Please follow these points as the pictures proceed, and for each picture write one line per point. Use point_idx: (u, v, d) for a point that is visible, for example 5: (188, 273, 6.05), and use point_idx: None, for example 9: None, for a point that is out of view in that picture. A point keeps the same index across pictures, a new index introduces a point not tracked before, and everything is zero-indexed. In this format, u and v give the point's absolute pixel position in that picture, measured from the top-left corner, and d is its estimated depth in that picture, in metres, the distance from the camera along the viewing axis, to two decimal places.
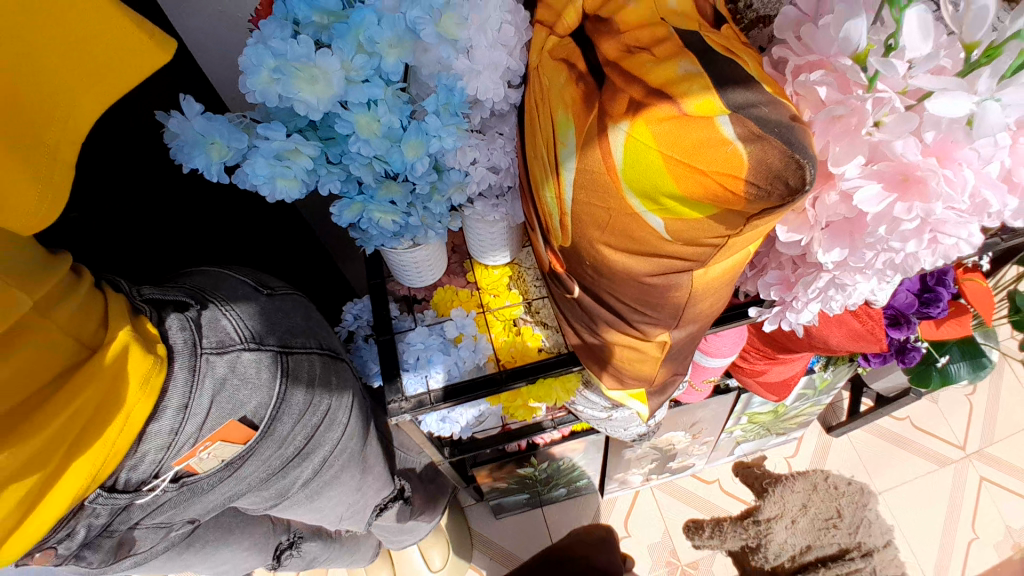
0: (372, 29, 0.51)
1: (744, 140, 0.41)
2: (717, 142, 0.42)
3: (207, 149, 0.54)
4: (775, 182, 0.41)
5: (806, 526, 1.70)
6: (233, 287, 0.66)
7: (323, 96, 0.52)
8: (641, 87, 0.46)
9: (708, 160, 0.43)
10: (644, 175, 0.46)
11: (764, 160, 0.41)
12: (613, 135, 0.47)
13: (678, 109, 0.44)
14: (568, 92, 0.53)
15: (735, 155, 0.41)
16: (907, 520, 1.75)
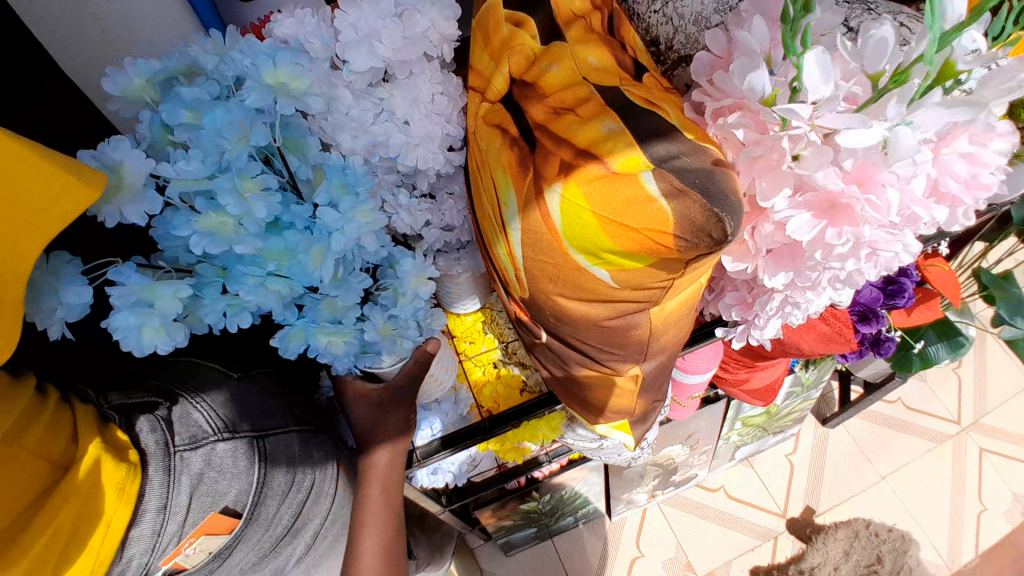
0: (217, 119, 0.48)
1: (667, 196, 0.43)
2: (644, 200, 0.44)
3: (138, 329, 0.49)
4: (700, 235, 0.43)
5: (849, 574, 1.66)
6: (202, 375, 0.66)
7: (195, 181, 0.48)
8: (568, 149, 0.48)
9: (639, 219, 0.44)
10: (583, 234, 0.48)
11: (688, 214, 0.43)
12: (549, 198, 0.49)
13: (606, 169, 0.46)
14: (504, 155, 0.55)
15: (660, 212, 0.43)
16: (915, 504, 1.75)
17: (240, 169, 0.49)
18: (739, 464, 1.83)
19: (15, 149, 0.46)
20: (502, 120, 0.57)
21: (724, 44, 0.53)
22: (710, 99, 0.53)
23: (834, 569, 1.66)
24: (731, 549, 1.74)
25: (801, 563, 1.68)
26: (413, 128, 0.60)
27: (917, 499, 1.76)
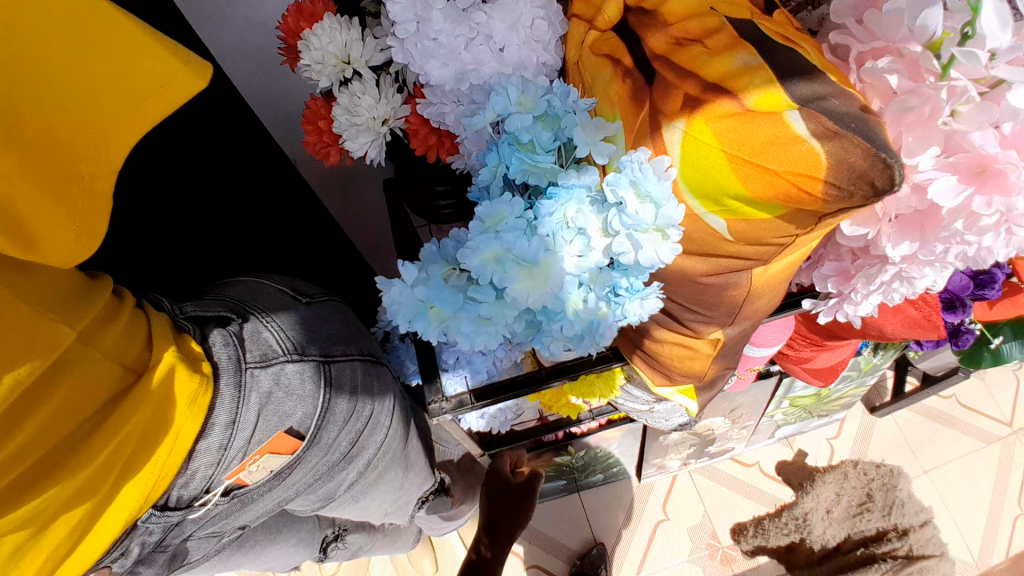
0: (540, 139, 0.51)
1: (820, 137, 0.38)
2: (790, 139, 0.39)
3: (426, 314, 0.50)
4: (855, 176, 0.37)
5: (842, 515, 1.68)
6: (271, 296, 0.66)
7: (537, 290, 0.48)
8: (695, 83, 0.45)
9: (784, 161, 0.39)
10: (706, 177, 0.44)
11: (846, 157, 0.37)
12: (671, 134, 0.45)
13: (738, 104, 0.42)
14: (616, 90, 0.52)
15: (810, 154, 0.38)
16: (954, 499, 1.69)
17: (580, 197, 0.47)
18: (777, 442, 1.79)
19: (148, 45, 0.43)
20: (614, 50, 0.53)
21: None
22: (855, 41, 0.46)
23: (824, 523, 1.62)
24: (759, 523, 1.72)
25: (794, 508, 1.70)
26: (508, 56, 0.57)
27: (956, 497, 1.70)
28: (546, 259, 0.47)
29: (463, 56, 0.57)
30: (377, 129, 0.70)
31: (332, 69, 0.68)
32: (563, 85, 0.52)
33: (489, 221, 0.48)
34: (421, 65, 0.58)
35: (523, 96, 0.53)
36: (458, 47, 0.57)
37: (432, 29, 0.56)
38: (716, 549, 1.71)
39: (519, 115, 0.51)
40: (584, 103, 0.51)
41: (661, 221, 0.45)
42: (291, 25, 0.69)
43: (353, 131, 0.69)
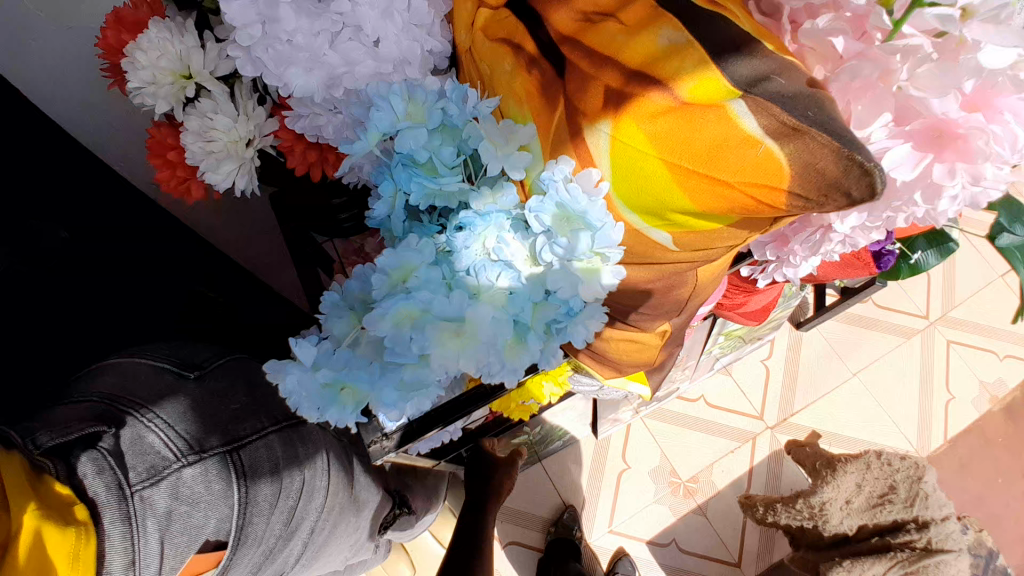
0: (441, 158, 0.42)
1: (777, 135, 0.32)
2: (743, 142, 0.33)
3: (339, 395, 0.42)
4: (827, 182, 0.31)
5: (859, 506, 1.24)
6: (151, 382, 0.56)
7: (468, 349, 0.39)
8: (616, 72, 0.38)
9: (739, 169, 0.33)
10: (646, 190, 0.37)
11: (814, 164, 0.31)
12: (596, 139, 0.38)
13: (673, 98, 0.35)
14: (519, 83, 0.44)
15: (768, 157, 0.32)
16: (881, 395, 1.75)
17: (500, 224, 0.42)
18: (717, 372, 1.79)
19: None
20: (513, 33, 0.46)
21: None
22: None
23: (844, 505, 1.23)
24: (711, 456, 1.74)
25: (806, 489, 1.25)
26: (384, 50, 0.49)
27: (893, 394, 1.75)
28: (473, 313, 0.39)
29: (329, 57, 0.49)
30: (241, 154, 0.58)
31: (170, 90, 0.55)
32: (457, 85, 0.43)
33: (396, 273, 0.40)
34: (280, 75, 0.49)
35: (411, 106, 0.43)
36: (320, 47, 0.49)
37: (284, 31, 0.48)
38: (678, 487, 1.72)
39: (411, 131, 0.42)
40: (487, 105, 0.43)
41: (600, 247, 0.38)
42: (110, 40, 0.56)
43: (211, 161, 0.57)
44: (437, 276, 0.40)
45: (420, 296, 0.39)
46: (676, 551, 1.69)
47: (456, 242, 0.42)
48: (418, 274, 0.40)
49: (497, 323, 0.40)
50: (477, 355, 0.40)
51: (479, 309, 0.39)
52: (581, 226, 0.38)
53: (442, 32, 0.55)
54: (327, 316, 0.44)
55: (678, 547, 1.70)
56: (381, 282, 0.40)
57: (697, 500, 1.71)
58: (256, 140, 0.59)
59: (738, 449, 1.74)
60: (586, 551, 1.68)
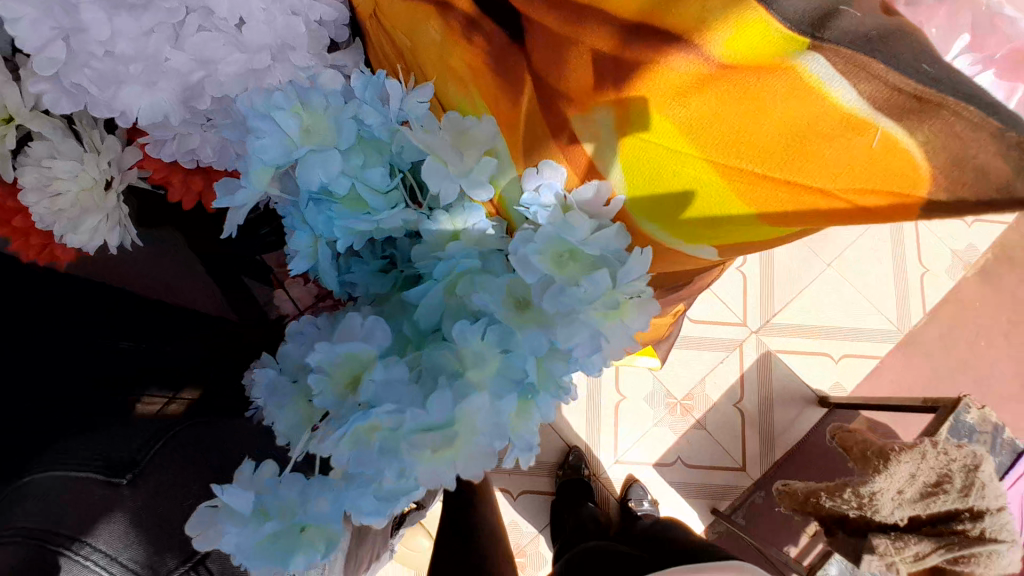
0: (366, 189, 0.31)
1: (900, 113, 0.21)
2: (841, 125, 0.21)
3: (301, 538, 0.31)
4: (982, 179, 0.20)
5: (911, 499, 0.79)
6: (79, 497, 0.45)
7: (460, 453, 0.29)
8: (606, 28, 0.25)
9: (830, 167, 0.22)
10: (684, 201, 0.26)
11: (968, 154, 0.20)
12: (595, 136, 0.26)
13: (711, 64, 0.23)
14: (459, 56, 0.31)
15: (886, 147, 0.21)
16: (860, 284, 1.20)
17: (472, 267, 0.31)
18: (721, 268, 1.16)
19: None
20: None
21: None
22: None
23: (898, 495, 0.79)
24: (701, 367, 1.17)
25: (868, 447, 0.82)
26: (248, 35, 0.37)
27: (881, 273, 1.21)
28: (464, 409, 0.29)
29: (173, 62, 0.36)
30: (103, 204, 0.42)
31: None
32: (366, 79, 0.30)
33: (342, 371, 0.30)
34: (111, 99, 0.36)
35: (306, 118, 0.31)
36: (158, 48, 0.36)
37: (97, 41, 0.35)
38: (675, 407, 1.16)
39: (315, 160, 0.30)
40: (418, 99, 0.30)
41: (619, 290, 0.27)
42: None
43: (65, 223, 0.41)
44: (399, 373, 0.29)
45: (385, 408, 0.28)
46: (685, 469, 1.15)
47: (416, 290, 0.32)
48: (374, 375, 0.29)
49: (493, 410, 0.30)
50: (473, 458, 0.30)
51: (471, 402, 0.29)
52: (600, 262, 0.27)
53: None
54: (271, 406, 0.35)
55: (686, 464, 1.15)
56: (325, 384, 0.30)
57: (696, 415, 1.16)
58: (119, 180, 0.43)
59: (730, 357, 1.17)
60: (598, 489, 1.13)
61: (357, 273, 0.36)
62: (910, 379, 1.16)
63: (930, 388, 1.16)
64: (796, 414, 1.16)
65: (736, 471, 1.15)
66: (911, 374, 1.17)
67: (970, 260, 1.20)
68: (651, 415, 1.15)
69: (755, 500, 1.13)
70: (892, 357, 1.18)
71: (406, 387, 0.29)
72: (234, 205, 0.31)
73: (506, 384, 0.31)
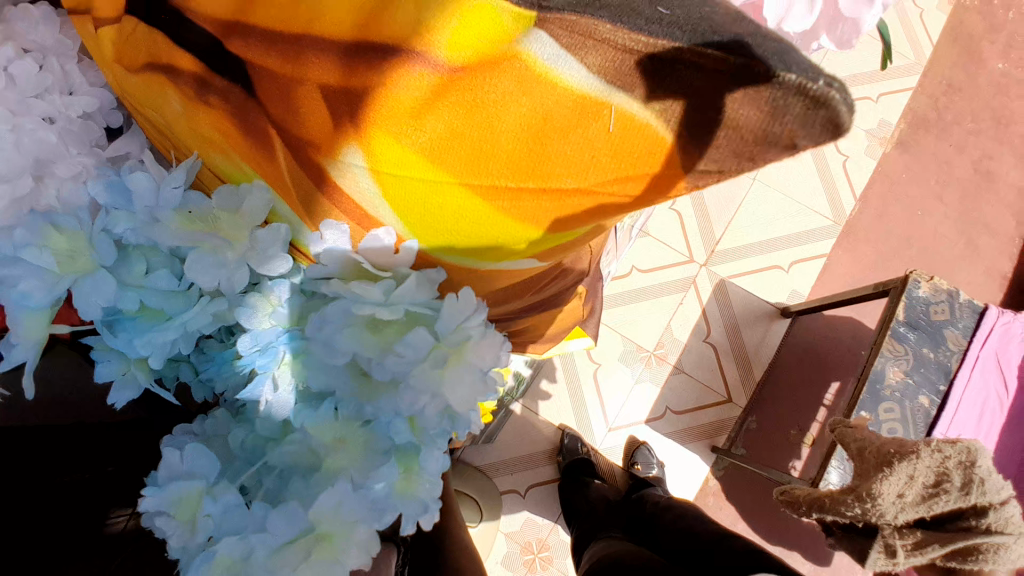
0: (150, 295, 0.27)
1: (625, 81, 0.17)
2: (575, 111, 0.18)
3: None
4: (735, 136, 0.16)
5: (909, 501, 0.51)
6: None
7: (340, 557, 0.25)
8: (327, 59, 0.22)
9: (582, 158, 0.18)
10: (465, 230, 0.22)
11: (713, 108, 0.16)
12: (354, 179, 0.23)
13: (440, 73, 0.19)
14: (205, 121, 0.27)
15: (629, 124, 0.17)
16: (795, 187, 1.07)
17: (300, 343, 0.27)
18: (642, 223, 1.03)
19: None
20: (155, 51, 0.28)
21: None
22: None
23: (898, 498, 0.51)
24: (661, 314, 1.01)
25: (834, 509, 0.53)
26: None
27: (809, 179, 1.08)
28: (318, 511, 0.25)
29: None
30: None
31: None
32: (107, 185, 0.27)
33: (184, 508, 0.26)
34: None
35: (60, 242, 0.26)
36: None
37: None
38: (650, 360, 1.00)
39: (83, 288, 0.26)
40: (170, 186, 0.26)
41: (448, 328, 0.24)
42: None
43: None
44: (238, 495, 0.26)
45: (229, 540, 0.24)
46: (676, 418, 0.98)
47: (245, 389, 0.28)
48: (209, 510, 0.25)
49: (365, 494, 0.26)
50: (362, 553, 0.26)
51: (324, 499, 0.25)
52: (411, 320, 0.24)
53: (87, 74, 0.37)
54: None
55: (676, 412, 0.99)
56: (172, 526, 0.26)
57: (672, 361, 1.00)
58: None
59: (688, 296, 1.02)
60: (599, 462, 0.95)
61: (207, 371, 0.32)
62: (859, 261, 1.04)
63: (881, 265, 1.04)
64: (763, 332, 1.02)
65: (721, 405, 0.99)
66: (867, 250, 1.05)
67: (884, 136, 1.09)
68: (628, 377, 0.99)
69: (750, 426, 0.98)
70: (840, 251, 1.05)
71: (246, 511, 0.25)
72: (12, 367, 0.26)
73: (373, 457, 0.27)
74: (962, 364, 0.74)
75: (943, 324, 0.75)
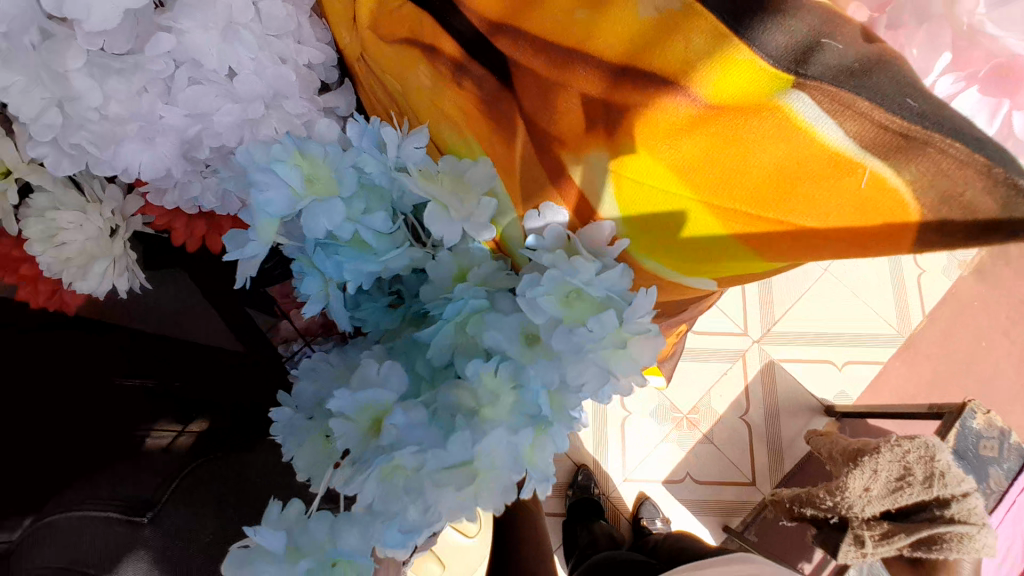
0: (369, 228, 0.31)
1: (877, 149, 0.21)
2: (824, 165, 0.22)
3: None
4: (969, 217, 0.20)
5: (878, 494, 0.67)
6: (97, 539, 0.42)
7: (486, 496, 0.30)
8: (592, 74, 0.26)
9: (818, 203, 0.22)
10: (679, 239, 0.26)
11: (956, 192, 0.20)
12: (592, 177, 0.27)
13: (702, 109, 0.23)
14: (450, 98, 0.32)
15: (866, 188, 0.21)
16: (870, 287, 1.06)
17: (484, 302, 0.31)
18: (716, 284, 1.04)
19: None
20: (416, 24, 0.33)
21: None
22: None
23: (865, 493, 0.67)
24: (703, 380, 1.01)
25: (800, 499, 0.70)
26: (241, 84, 0.37)
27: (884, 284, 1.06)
28: (482, 449, 0.28)
29: (169, 120, 0.37)
30: (110, 249, 0.44)
31: None
32: (364, 130, 0.31)
33: (364, 415, 0.29)
34: (114, 159, 0.37)
35: (308, 165, 0.31)
36: (151, 106, 0.36)
37: (91, 107, 0.34)
38: (682, 423, 1.00)
39: (319, 210, 0.30)
40: (414, 145, 0.31)
41: (629, 328, 0.28)
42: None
43: (74, 271, 0.42)
44: (420, 416, 0.28)
45: (407, 450, 0.27)
46: (694, 486, 0.99)
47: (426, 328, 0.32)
48: (396, 421, 0.28)
49: (518, 447, 0.30)
50: (498, 496, 0.30)
51: (489, 440, 0.29)
52: (606, 302, 0.28)
53: (315, 31, 0.42)
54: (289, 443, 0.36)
55: (696, 480, 0.99)
56: (344, 428, 0.29)
57: (703, 430, 0.99)
58: (124, 227, 0.45)
59: (734, 367, 1.02)
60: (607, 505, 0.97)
61: (364, 309, 0.37)
62: (921, 377, 1.02)
63: (939, 387, 1.02)
64: (803, 425, 1.01)
65: (744, 486, 0.98)
66: (925, 367, 1.03)
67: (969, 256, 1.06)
68: (657, 433, 0.99)
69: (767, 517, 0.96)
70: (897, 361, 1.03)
71: (427, 427, 0.28)
72: (243, 255, 0.32)
73: (519, 417, 0.30)
74: (999, 505, 0.78)
75: (988, 460, 0.78)
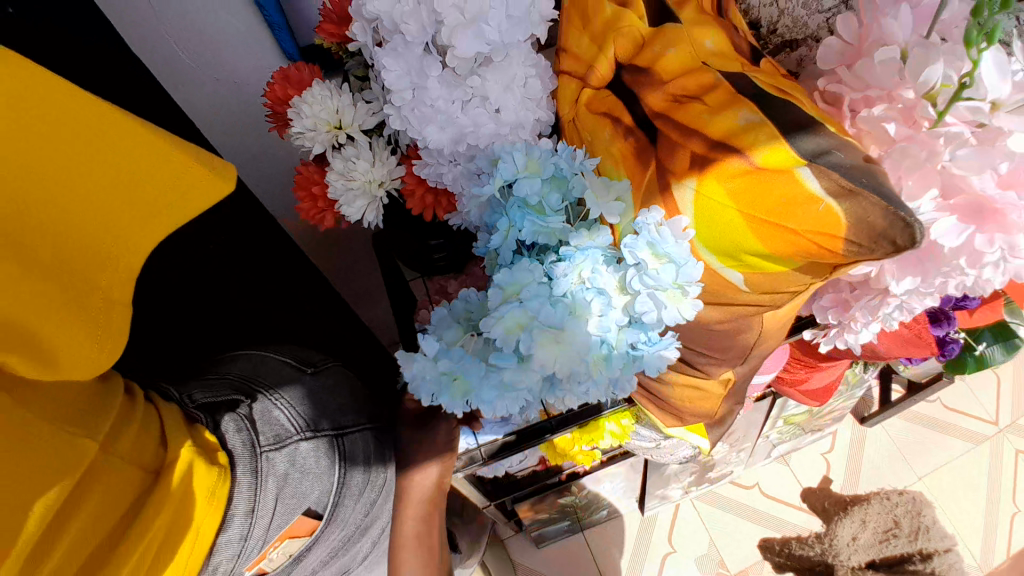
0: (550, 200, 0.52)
1: (836, 196, 0.39)
2: (807, 199, 0.40)
3: (451, 386, 0.48)
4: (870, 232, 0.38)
5: (867, 542, 1.38)
6: (277, 369, 0.65)
7: (564, 362, 0.47)
8: (701, 142, 0.47)
9: (802, 219, 0.41)
10: (724, 236, 0.45)
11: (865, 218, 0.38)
12: (682, 194, 0.47)
13: (751, 165, 0.43)
14: (618, 147, 0.55)
15: (827, 213, 0.40)
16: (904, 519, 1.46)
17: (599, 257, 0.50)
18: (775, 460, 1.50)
19: (138, 134, 0.45)
20: (612, 109, 0.57)
21: (857, 30, 0.51)
22: (848, 90, 0.50)
23: (854, 539, 1.37)
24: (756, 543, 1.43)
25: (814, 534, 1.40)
26: (504, 116, 0.61)
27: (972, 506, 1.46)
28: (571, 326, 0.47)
29: (461, 119, 0.61)
30: (373, 192, 0.68)
31: (325, 136, 0.66)
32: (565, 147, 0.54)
33: (510, 287, 0.48)
34: (421, 130, 0.61)
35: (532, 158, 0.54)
36: (455, 111, 0.60)
37: (429, 97, 0.59)
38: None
39: (528, 180, 0.52)
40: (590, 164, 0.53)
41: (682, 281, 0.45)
42: (278, 92, 0.66)
43: (347, 195, 0.66)
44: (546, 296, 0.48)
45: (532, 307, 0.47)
46: None
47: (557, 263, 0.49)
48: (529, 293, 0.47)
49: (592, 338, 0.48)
50: (570, 365, 0.47)
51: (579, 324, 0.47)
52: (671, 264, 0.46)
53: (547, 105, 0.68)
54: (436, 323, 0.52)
55: None
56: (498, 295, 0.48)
57: None
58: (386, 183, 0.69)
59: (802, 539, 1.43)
60: None
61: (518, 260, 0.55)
62: None
63: None
64: None
65: None
66: None
67: None
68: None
69: None
70: None
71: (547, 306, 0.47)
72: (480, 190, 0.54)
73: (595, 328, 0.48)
74: None
75: None
